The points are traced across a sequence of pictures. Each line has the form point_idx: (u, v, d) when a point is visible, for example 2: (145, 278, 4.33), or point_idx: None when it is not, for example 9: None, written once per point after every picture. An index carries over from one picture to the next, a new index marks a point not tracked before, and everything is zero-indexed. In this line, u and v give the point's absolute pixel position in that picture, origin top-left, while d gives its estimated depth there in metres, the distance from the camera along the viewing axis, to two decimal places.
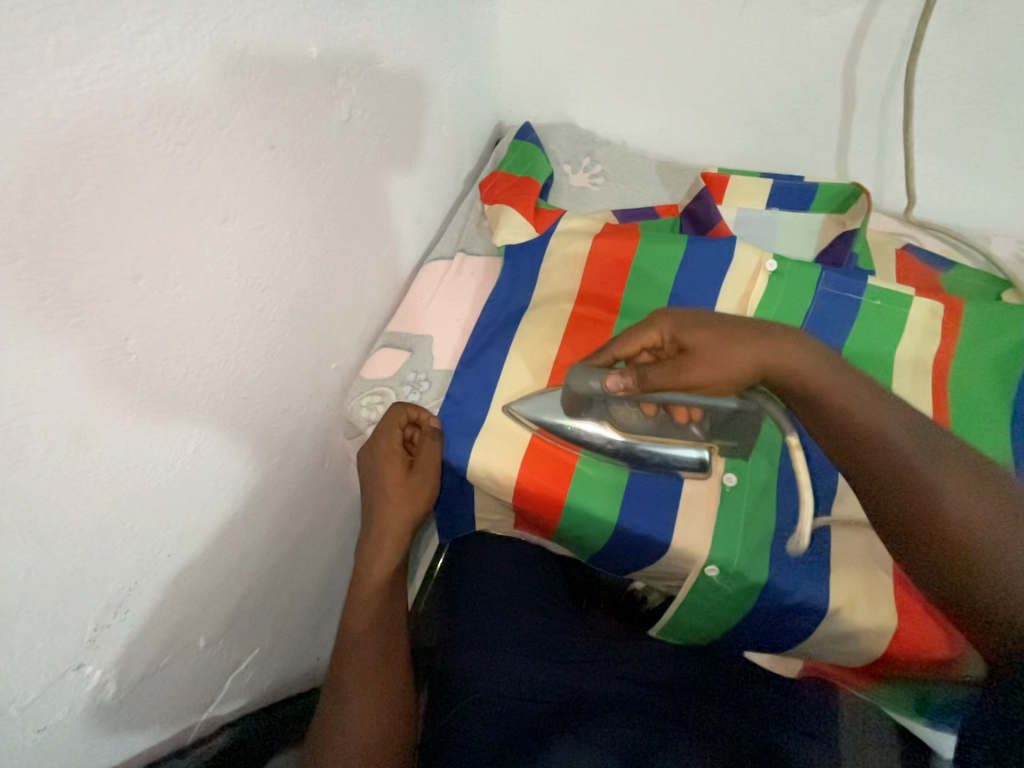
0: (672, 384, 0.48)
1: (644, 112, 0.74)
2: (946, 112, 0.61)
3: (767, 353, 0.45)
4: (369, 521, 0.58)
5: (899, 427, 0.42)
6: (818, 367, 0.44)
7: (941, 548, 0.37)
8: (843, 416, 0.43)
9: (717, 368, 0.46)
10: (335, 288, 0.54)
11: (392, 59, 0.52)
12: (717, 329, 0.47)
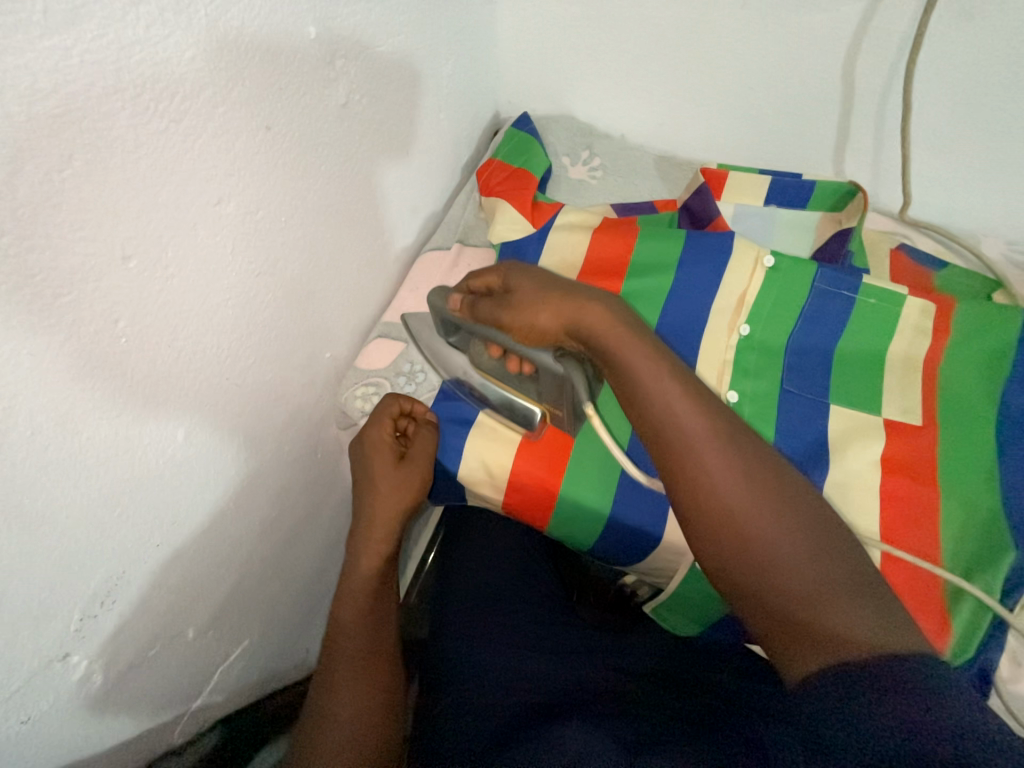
0: (496, 321, 0.52)
1: (643, 105, 0.74)
2: (943, 110, 0.61)
3: (569, 304, 0.48)
4: (359, 513, 0.57)
5: (714, 436, 0.42)
6: (607, 319, 0.47)
7: (754, 556, 0.38)
8: (668, 422, 0.42)
9: (529, 316, 0.49)
10: (331, 276, 0.54)
11: (390, 43, 0.51)
12: (539, 280, 0.50)
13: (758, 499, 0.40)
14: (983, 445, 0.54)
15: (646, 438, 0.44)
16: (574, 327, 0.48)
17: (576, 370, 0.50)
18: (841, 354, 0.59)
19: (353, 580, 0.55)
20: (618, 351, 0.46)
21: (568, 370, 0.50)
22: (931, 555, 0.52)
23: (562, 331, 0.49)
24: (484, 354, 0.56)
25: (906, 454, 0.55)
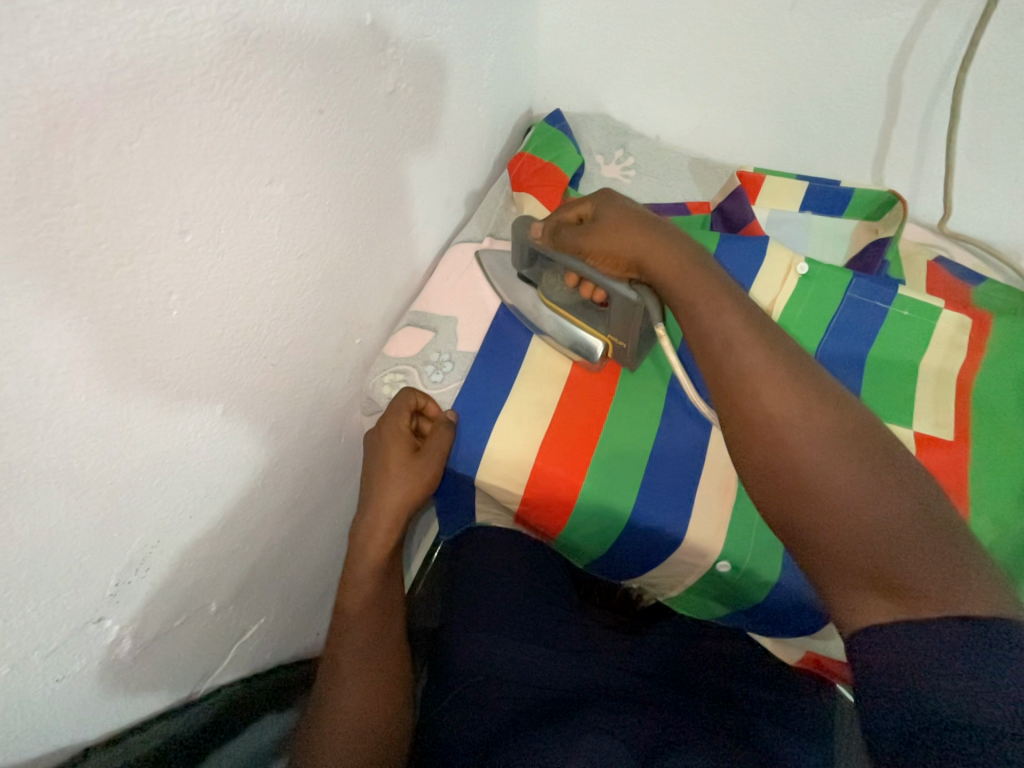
0: (573, 243, 0.56)
1: (681, 107, 0.74)
2: (991, 122, 0.60)
3: (641, 242, 0.51)
4: (364, 503, 0.56)
5: (758, 347, 0.42)
6: (674, 262, 0.49)
7: (818, 490, 0.36)
8: (726, 357, 0.43)
9: (604, 241, 0.53)
10: (367, 263, 0.55)
11: (438, 34, 0.52)
12: (626, 211, 0.54)
13: (810, 414, 0.39)
14: (1013, 464, 0.53)
15: (709, 377, 0.44)
16: (643, 262, 0.51)
17: (649, 300, 0.52)
18: (873, 363, 0.58)
19: (358, 565, 0.55)
20: (684, 297, 0.47)
21: (645, 300, 0.52)
22: None
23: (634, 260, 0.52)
24: (556, 286, 0.59)
25: (935, 470, 0.53)
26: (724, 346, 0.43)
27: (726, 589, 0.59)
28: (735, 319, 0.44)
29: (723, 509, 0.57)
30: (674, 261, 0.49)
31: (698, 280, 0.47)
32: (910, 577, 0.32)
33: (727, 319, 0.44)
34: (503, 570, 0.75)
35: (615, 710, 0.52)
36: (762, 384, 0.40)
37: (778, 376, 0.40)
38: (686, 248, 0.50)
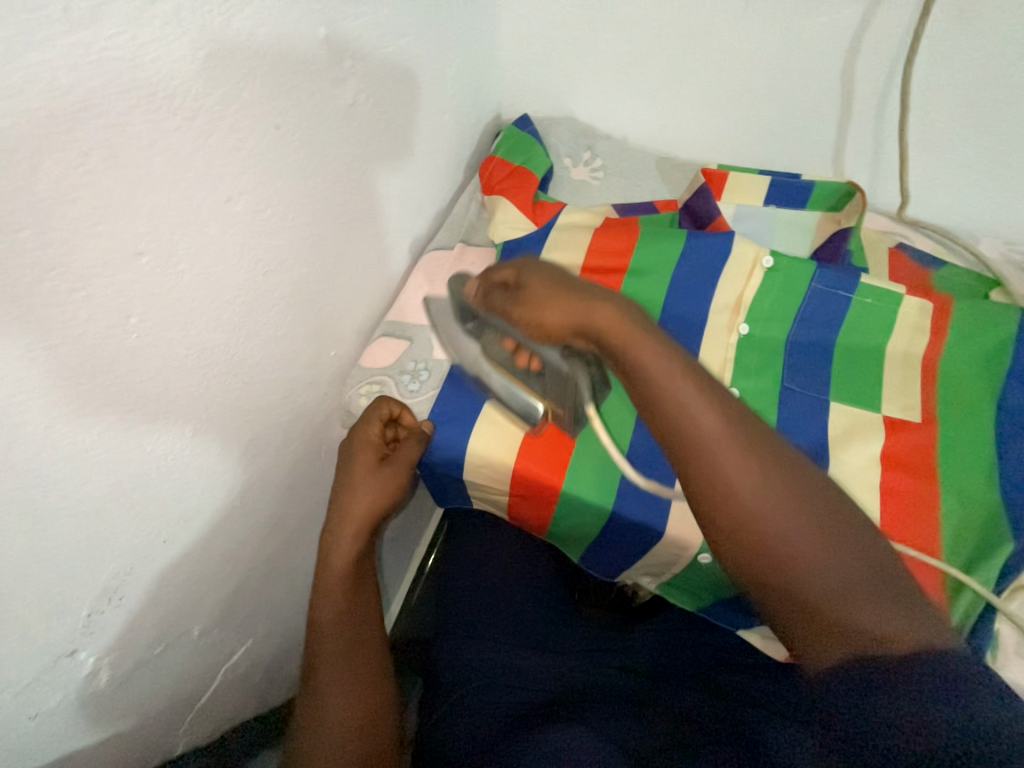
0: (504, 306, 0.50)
1: (645, 108, 0.75)
2: (941, 110, 0.62)
3: (577, 311, 0.45)
4: (330, 513, 0.55)
5: (711, 406, 0.39)
6: (618, 328, 0.43)
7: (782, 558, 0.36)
8: (682, 424, 0.39)
9: (534, 307, 0.47)
10: (337, 275, 0.54)
11: (398, 44, 0.52)
12: (555, 277, 0.48)
13: (772, 474, 0.37)
14: (981, 443, 0.54)
15: (663, 442, 0.40)
16: (582, 330, 0.45)
17: (582, 373, 0.48)
18: (841, 351, 0.59)
19: (330, 573, 0.53)
20: (630, 362, 0.42)
21: (574, 372, 0.48)
22: (931, 546, 0.51)
23: (571, 331, 0.46)
24: (494, 345, 0.54)
25: (906, 451, 0.54)
26: (679, 412, 0.39)
27: (710, 580, 0.59)
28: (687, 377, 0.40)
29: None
30: (611, 328, 0.43)
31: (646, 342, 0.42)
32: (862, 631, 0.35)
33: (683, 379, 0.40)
34: (497, 578, 0.76)
35: (607, 712, 0.52)
36: (720, 453, 0.38)
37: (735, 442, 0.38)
38: (625, 303, 0.45)
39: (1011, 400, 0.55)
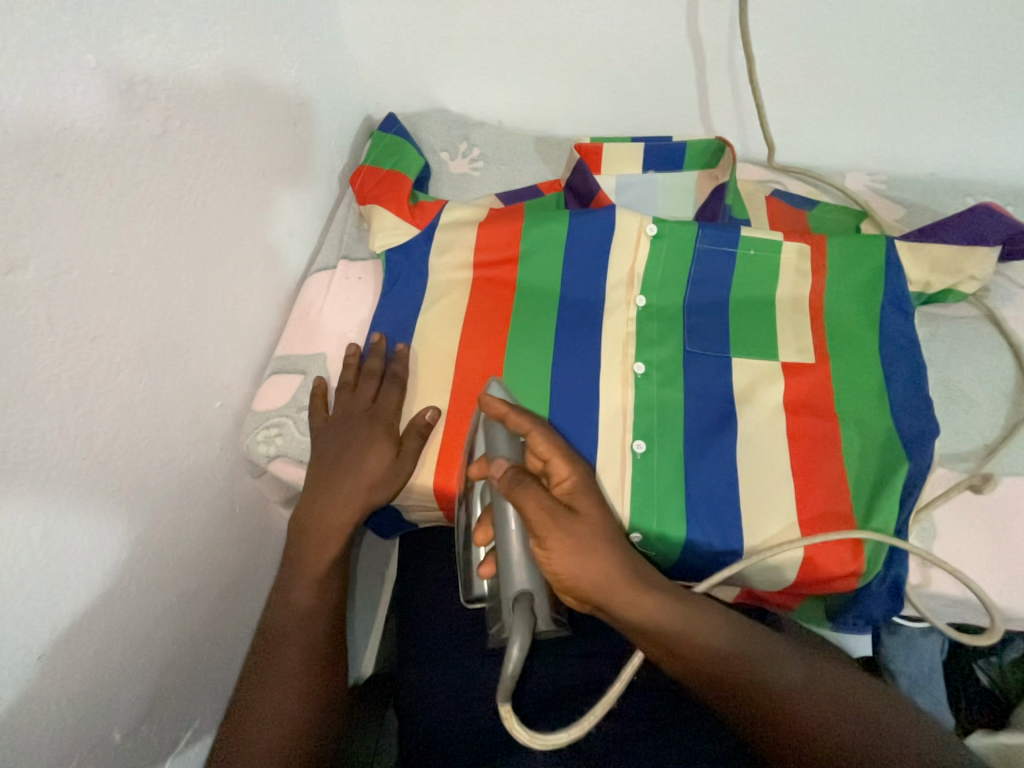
0: (532, 513, 0.44)
1: (512, 89, 0.73)
2: (786, 56, 0.63)
3: (621, 562, 0.44)
4: (326, 491, 0.53)
5: (753, 640, 0.46)
6: (664, 587, 0.46)
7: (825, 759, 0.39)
8: (718, 653, 0.44)
9: (579, 554, 0.43)
10: (198, 325, 0.50)
11: (209, 60, 0.47)
12: (598, 524, 0.45)
13: (778, 669, 0.44)
14: (869, 374, 0.56)
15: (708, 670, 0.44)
16: (623, 585, 0.44)
17: (524, 623, 0.43)
18: (735, 306, 0.60)
19: (302, 555, 0.52)
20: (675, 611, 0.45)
21: (513, 634, 0.42)
22: (840, 480, 0.53)
23: (612, 578, 0.44)
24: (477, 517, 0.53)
25: (804, 393, 0.56)
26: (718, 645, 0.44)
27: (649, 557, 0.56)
28: (716, 611, 0.46)
29: (625, 470, 0.55)
30: (653, 593, 0.44)
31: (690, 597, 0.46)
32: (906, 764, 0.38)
33: (708, 614, 0.45)
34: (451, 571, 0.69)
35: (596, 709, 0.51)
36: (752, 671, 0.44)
37: (764, 667, 0.44)
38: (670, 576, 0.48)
39: (889, 327, 0.58)
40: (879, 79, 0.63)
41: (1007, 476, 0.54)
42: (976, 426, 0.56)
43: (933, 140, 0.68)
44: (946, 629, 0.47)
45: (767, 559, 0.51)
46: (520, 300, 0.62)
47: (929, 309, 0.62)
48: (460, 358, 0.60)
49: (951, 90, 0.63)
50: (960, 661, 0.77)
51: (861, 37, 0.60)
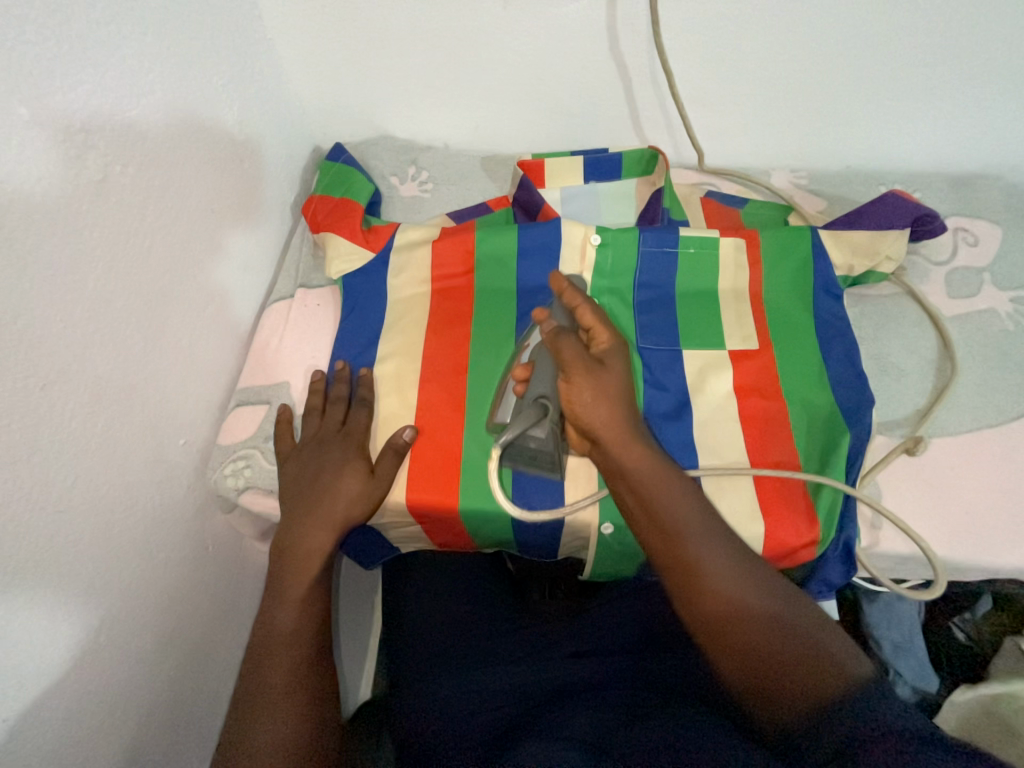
0: (564, 354, 0.50)
1: (453, 113, 0.76)
2: (703, 69, 0.68)
3: (623, 423, 0.49)
4: (305, 509, 0.53)
5: (717, 527, 0.46)
6: (652, 461, 0.48)
7: (740, 619, 0.42)
8: (678, 522, 0.46)
9: (594, 395, 0.49)
10: (156, 364, 0.50)
11: (148, 105, 0.48)
12: (619, 388, 0.50)
13: (728, 550, 0.45)
14: (809, 354, 0.60)
15: (663, 532, 0.46)
16: (620, 437, 0.48)
17: (529, 423, 0.50)
18: (681, 302, 0.64)
19: (283, 575, 0.52)
20: (654, 479, 0.47)
21: (516, 422, 0.50)
22: (790, 456, 0.56)
23: (612, 426, 0.48)
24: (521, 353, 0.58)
25: (752, 378, 0.59)
26: (676, 514, 0.46)
27: (622, 551, 0.58)
28: (690, 493, 0.47)
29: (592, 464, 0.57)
30: (645, 446, 0.49)
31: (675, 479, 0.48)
32: (806, 666, 0.38)
33: (684, 497, 0.47)
34: (435, 596, 0.69)
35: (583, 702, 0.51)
36: (703, 548, 0.45)
37: (717, 548, 0.45)
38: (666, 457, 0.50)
39: (822, 309, 0.62)
40: (788, 85, 0.69)
41: (938, 437, 0.59)
42: (907, 394, 0.61)
43: (845, 137, 0.74)
44: (894, 586, 0.51)
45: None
46: (478, 312, 0.64)
47: (855, 291, 0.67)
48: (423, 374, 0.61)
49: (852, 92, 0.69)
50: (935, 619, 0.80)
51: (767, 48, 0.65)
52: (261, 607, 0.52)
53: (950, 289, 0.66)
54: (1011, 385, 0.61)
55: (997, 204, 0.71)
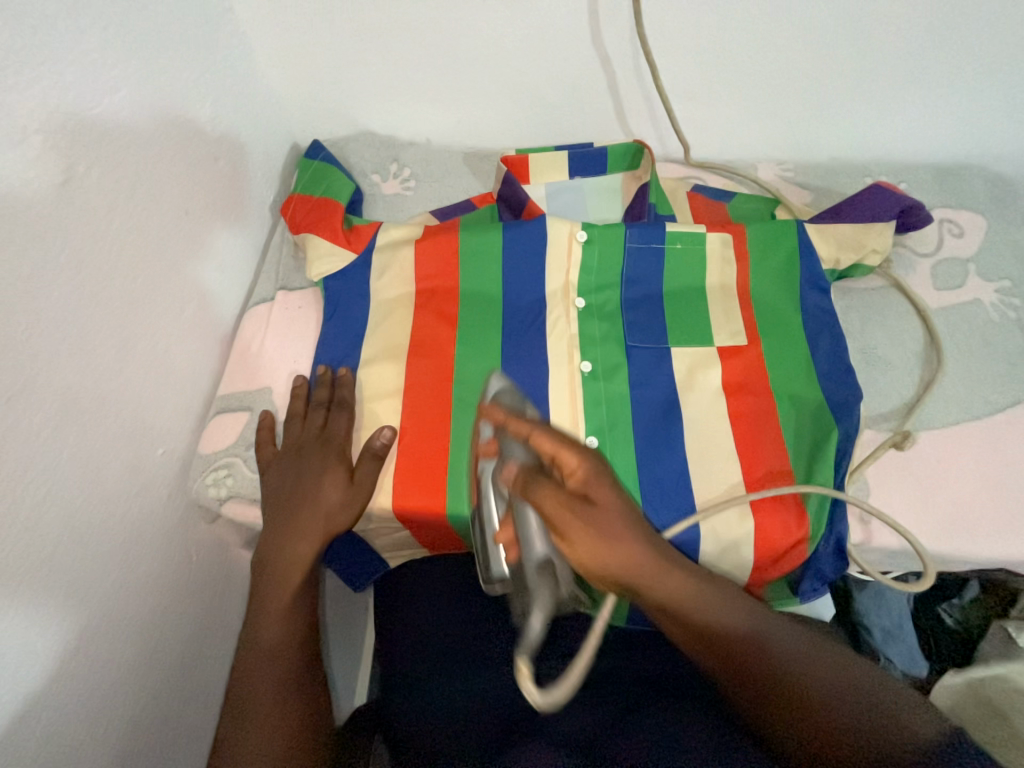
0: (551, 514, 0.42)
1: (435, 108, 0.74)
2: (687, 61, 0.67)
3: (637, 562, 0.42)
4: (286, 521, 0.52)
5: (765, 620, 0.44)
6: (677, 584, 0.43)
7: (819, 720, 0.37)
8: (725, 636, 0.43)
9: (600, 547, 0.42)
10: (130, 372, 0.49)
11: (113, 101, 0.46)
12: (618, 519, 0.42)
13: (776, 635, 0.43)
14: (797, 348, 0.60)
15: (716, 652, 0.42)
16: (638, 578, 0.43)
17: (545, 598, 0.44)
18: (669, 298, 0.63)
19: (268, 587, 0.51)
20: (684, 602, 0.43)
21: (534, 606, 0.44)
22: (780, 452, 0.56)
23: (629, 570, 0.42)
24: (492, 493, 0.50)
25: (740, 375, 0.59)
26: (718, 626, 0.43)
27: None
28: (722, 598, 0.44)
29: None
30: (665, 574, 0.43)
31: (706, 590, 0.44)
32: (897, 741, 0.34)
33: (721, 600, 0.44)
34: (428, 593, 0.67)
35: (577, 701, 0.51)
36: (760, 648, 0.42)
37: (770, 642, 0.42)
38: (686, 564, 0.45)
39: (810, 302, 0.62)
40: (773, 76, 0.68)
41: (925, 430, 0.59)
42: (894, 387, 0.61)
43: (830, 128, 0.73)
44: (885, 579, 0.50)
45: (722, 539, 0.53)
46: (464, 312, 0.63)
47: (843, 284, 0.66)
48: (408, 377, 0.60)
49: (838, 82, 0.68)
50: (925, 607, 0.81)
51: (752, 38, 0.64)
52: (245, 619, 0.51)
53: (935, 281, 0.66)
54: (996, 376, 0.61)
55: (981, 194, 0.71)
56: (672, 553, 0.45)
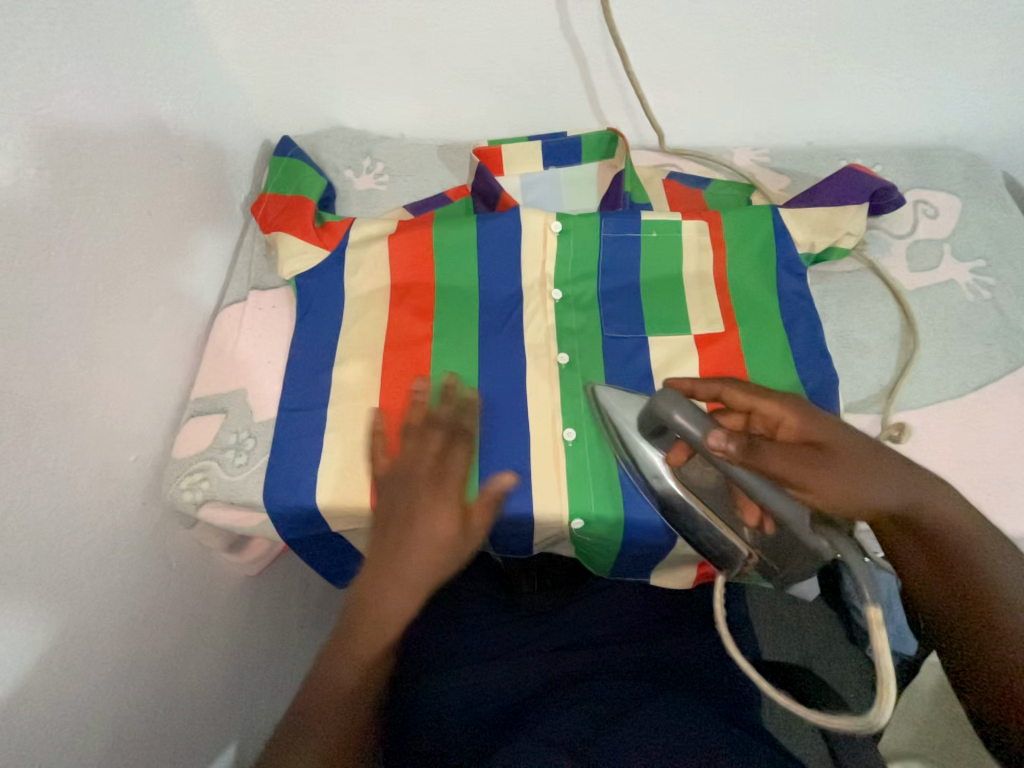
0: (782, 468, 0.42)
1: (407, 102, 0.73)
2: (659, 48, 0.66)
3: (866, 490, 0.42)
4: (389, 565, 0.43)
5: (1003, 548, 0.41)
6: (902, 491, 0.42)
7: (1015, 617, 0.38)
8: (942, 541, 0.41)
9: (838, 485, 0.42)
10: (96, 377, 0.48)
11: (67, 101, 0.45)
12: (849, 453, 0.43)
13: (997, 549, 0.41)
14: (773, 334, 0.60)
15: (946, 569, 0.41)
16: (871, 508, 0.42)
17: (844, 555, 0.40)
18: (646, 287, 0.62)
19: (350, 638, 0.41)
20: (909, 509, 0.42)
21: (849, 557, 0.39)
22: None
23: (861, 505, 0.42)
24: (704, 474, 0.45)
25: (717, 362, 0.59)
26: (950, 533, 0.41)
27: (594, 545, 0.57)
28: (953, 501, 0.42)
29: (558, 459, 0.56)
30: (889, 493, 0.42)
31: (942, 501, 0.42)
32: None
33: (948, 507, 0.42)
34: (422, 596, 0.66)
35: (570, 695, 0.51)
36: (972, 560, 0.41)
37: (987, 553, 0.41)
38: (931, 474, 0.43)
39: (786, 289, 0.62)
40: (747, 61, 0.67)
41: (903, 413, 0.59)
42: (873, 370, 0.61)
43: (805, 113, 0.73)
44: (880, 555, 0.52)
45: None
46: (439, 307, 0.62)
47: (820, 269, 0.66)
48: (384, 374, 0.59)
49: (811, 66, 0.68)
50: None
51: (723, 24, 0.64)
52: (310, 673, 0.41)
53: (911, 263, 0.66)
54: (973, 356, 0.61)
55: (956, 175, 0.71)
56: (901, 474, 0.43)
